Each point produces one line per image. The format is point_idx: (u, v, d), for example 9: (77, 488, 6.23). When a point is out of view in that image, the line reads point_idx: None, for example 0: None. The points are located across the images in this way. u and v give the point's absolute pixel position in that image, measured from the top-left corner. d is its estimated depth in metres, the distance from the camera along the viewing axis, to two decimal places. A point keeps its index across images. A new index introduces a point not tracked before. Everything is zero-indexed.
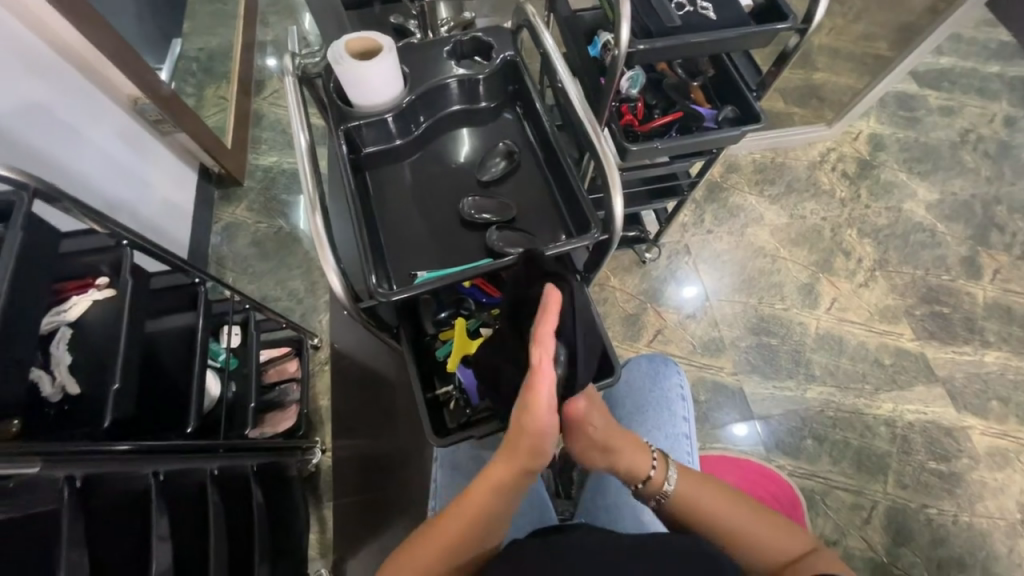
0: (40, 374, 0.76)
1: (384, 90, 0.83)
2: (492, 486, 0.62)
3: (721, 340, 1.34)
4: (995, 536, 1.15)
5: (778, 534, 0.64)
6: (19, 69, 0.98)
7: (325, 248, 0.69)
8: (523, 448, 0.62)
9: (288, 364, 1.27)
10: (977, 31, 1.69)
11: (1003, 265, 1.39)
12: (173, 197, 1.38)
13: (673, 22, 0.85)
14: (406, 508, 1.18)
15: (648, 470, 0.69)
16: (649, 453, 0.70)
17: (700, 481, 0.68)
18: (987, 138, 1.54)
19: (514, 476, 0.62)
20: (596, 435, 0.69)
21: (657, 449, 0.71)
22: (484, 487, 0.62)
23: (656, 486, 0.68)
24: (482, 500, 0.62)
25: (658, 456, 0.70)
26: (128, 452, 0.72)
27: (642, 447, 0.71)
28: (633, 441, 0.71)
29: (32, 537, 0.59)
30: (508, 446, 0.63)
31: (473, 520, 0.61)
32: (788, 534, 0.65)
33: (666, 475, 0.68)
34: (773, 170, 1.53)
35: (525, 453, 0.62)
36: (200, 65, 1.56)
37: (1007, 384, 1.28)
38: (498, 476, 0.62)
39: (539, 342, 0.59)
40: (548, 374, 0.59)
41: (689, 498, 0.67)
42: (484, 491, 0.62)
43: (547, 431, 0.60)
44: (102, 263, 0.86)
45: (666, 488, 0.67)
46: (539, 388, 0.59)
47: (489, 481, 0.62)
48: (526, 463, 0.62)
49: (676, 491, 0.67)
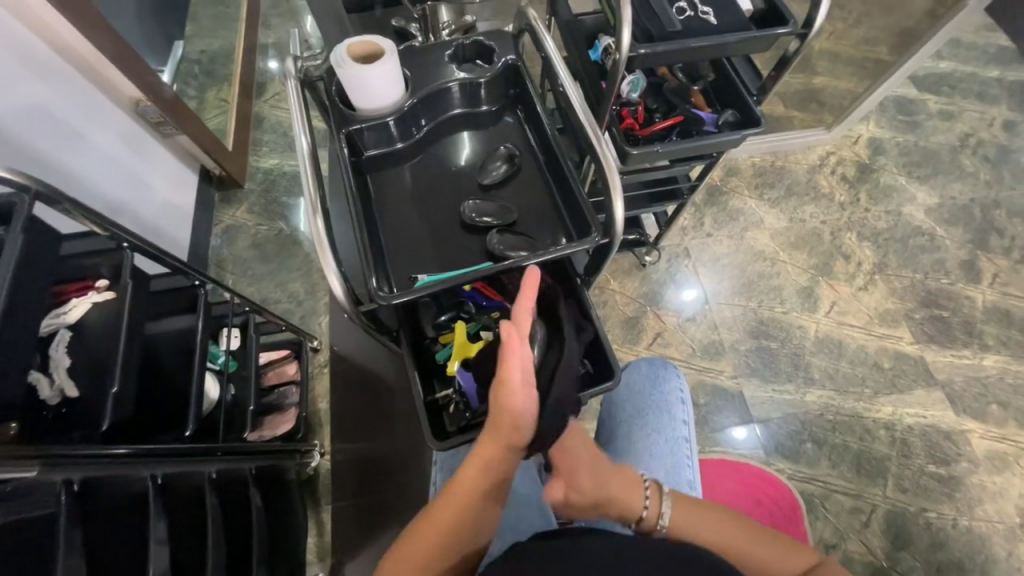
0: (38, 377, 0.76)
1: (385, 94, 0.83)
2: (479, 468, 0.62)
3: (721, 344, 1.34)
4: (994, 540, 1.15)
5: (778, 551, 0.65)
6: (20, 71, 0.98)
7: (325, 251, 0.69)
8: (503, 425, 0.61)
9: (287, 367, 1.27)
10: (976, 35, 1.69)
11: (1002, 270, 1.40)
12: (174, 199, 1.38)
13: (674, 26, 0.86)
14: (400, 511, 1.16)
15: (640, 509, 0.68)
16: (640, 488, 0.69)
17: (696, 510, 0.67)
18: (987, 142, 1.55)
19: (498, 456, 0.62)
20: (586, 488, 0.68)
21: (650, 480, 0.70)
22: (470, 470, 0.62)
23: (650, 525, 0.67)
24: (471, 483, 0.62)
25: (650, 487, 0.69)
26: (127, 455, 0.72)
27: (632, 484, 0.70)
28: (623, 480, 0.70)
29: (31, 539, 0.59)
30: (490, 427, 0.62)
31: (464, 506, 0.61)
32: (790, 552, 0.65)
33: (660, 511, 0.67)
34: (773, 173, 1.53)
35: (507, 430, 0.62)
36: (201, 68, 1.56)
37: (1006, 388, 1.28)
38: (483, 458, 0.62)
39: (516, 320, 0.63)
40: (520, 348, 0.61)
41: (685, 531, 0.66)
42: (472, 474, 0.62)
43: (523, 404, 0.61)
44: (102, 266, 0.86)
45: (661, 524, 0.67)
46: (512, 364, 0.60)
47: (476, 464, 0.62)
48: (509, 440, 0.62)
49: (672, 527, 0.66)
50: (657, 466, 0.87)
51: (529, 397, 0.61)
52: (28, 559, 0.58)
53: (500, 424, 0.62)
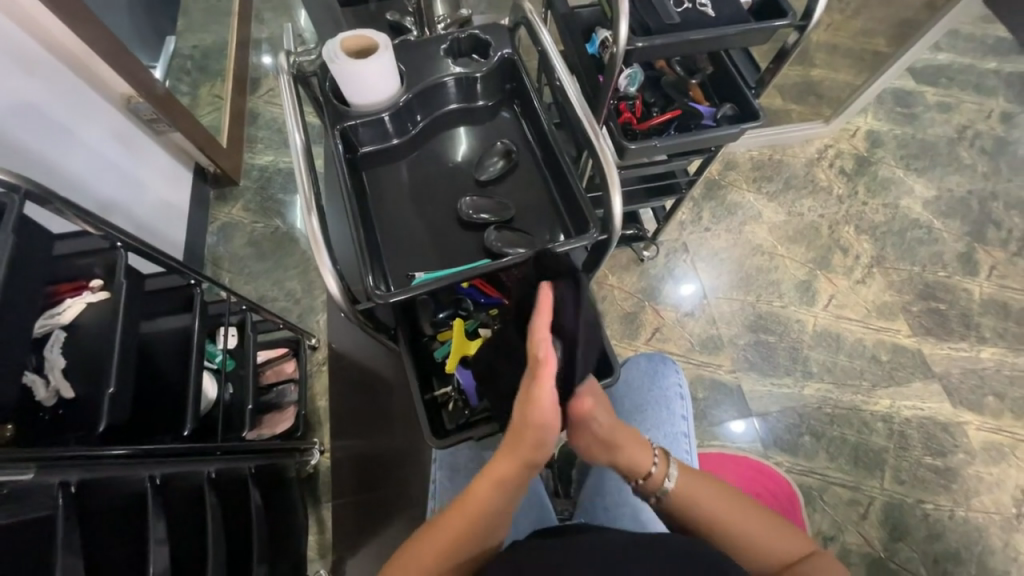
0: (34, 378, 0.76)
1: (379, 89, 0.82)
2: (495, 482, 0.62)
3: (720, 338, 1.35)
4: (990, 530, 1.16)
5: (774, 534, 0.64)
6: (8, 67, 0.97)
7: (321, 250, 0.68)
8: (526, 441, 0.62)
9: (285, 365, 1.27)
10: (974, 26, 1.68)
11: (999, 262, 1.40)
12: (168, 196, 1.37)
13: (672, 19, 0.85)
14: (401, 507, 1.19)
15: (649, 467, 0.68)
16: (651, 449, 0.69)
17: (703, 483, 0.67)
18: (984, 133, 1.55)
19: (517, 471, 0.62)
20: (600, 430, 0.67)
21: (660, 444, 0.70)
22: (486, 483, 0.62)
23: (655, 484, 0.67)
24: (485, 496, 0.62)
25: (660, 451, 0.69)
26: (125, 456, 0.71)
27: (644, 443, 0.69)
28: (636, 437, 0.69)
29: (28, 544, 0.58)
30: (509, 441, 0.63)
31: (475, 518, 0.61)
32: (786, 537, 0.64)
33: (667, 473, 0.67)
34: (771, 167, 1.53)
35: (529, 446, 0.62)
36: (194, 64, 1.53)
37: (1003, 380, 1.29)
38: (502, 472, 0.62)
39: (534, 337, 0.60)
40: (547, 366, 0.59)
41: (687, 499, 0.66)
42: (486, 488, 0.62)
43: (551, 421, 0.61)
44: (96, 265, 0.85)
45: (665, 486, 0.67)
46: (546, 380, 0.59)
47: (492, 477, 0.62)
48: (528, 455, 0.62)
49: (675, 491, 0.66)
50: None
51: (556, 414, 0.61)
52: (23, 563, 0.57)
53: (524, 442, 0.62)
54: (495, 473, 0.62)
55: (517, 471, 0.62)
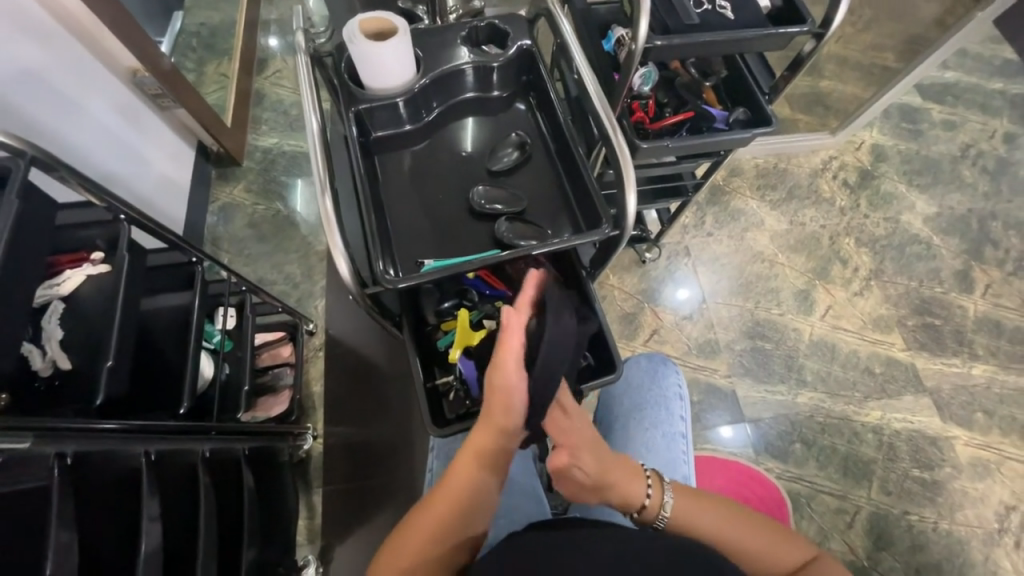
0: (30, 349, 0.75)
1: (393, 73, 0.82)
2: (473, 456, 0.64)
3: (717, 342, 1.36)
4: (972, 544, 1.18)
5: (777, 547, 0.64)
6: (15, 33, 0.95)
7: (333, 231, 0.68)
8: (496, 407, 0.64)
9: (281, 349, 1.26)
10: (982, 46, 1.70)
11: (995, 280, 1.42)
12: (170, 173, 1.35)
13: (691, 19, 0.86)
14: (394, 493, 1.19)
15: (643, 499, 0.66)
16: (643, 479, 0.67)
17: (699, 505, 0.66)
18: (987, 153, 1.56)
19: (493, 440, 0.64)
20: (585, 478, 0.66)
21: (653, 473, 0.68)
22: (465, 459, 0.64)
23: (651, 515, 0.66)
24: (463, 472, 0.63)
25: (654, 480, 0.67)
26: (116, 430, 0.72)
27: (634, 474, 0.68)
28: (626, 471, 0.67)
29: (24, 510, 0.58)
30: (483, 415, 0.65)
31: (455, 498, 0.62)
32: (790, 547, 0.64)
33: (662, 502, 0.66)
34: (775, 176, 1.54)
35: (500, 412, 0.64)
36: (200, 41, 1.53)
37: (993, 397, 1.31)
38: (479, 445, 0.64)
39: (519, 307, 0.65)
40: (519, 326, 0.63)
41: (686, 522, 0.65)
42: (464, 464, 0.64)
43: (518, 386, 0.63)
44: (98, 237, 0.85)
45: (663, 516, 0.65)
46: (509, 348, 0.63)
47: (470, 453, 0.64)
48: (501, 421, 0.64)
49: (673, 520, 0.65)
50: (655, 461, 0.87)
51: (522, 379, 0.63)
52: (21, 528, 0.57)
53: (495, 410, 0.64)
54: (473, 447, 0.64)
55: (493, 441, 0.64)
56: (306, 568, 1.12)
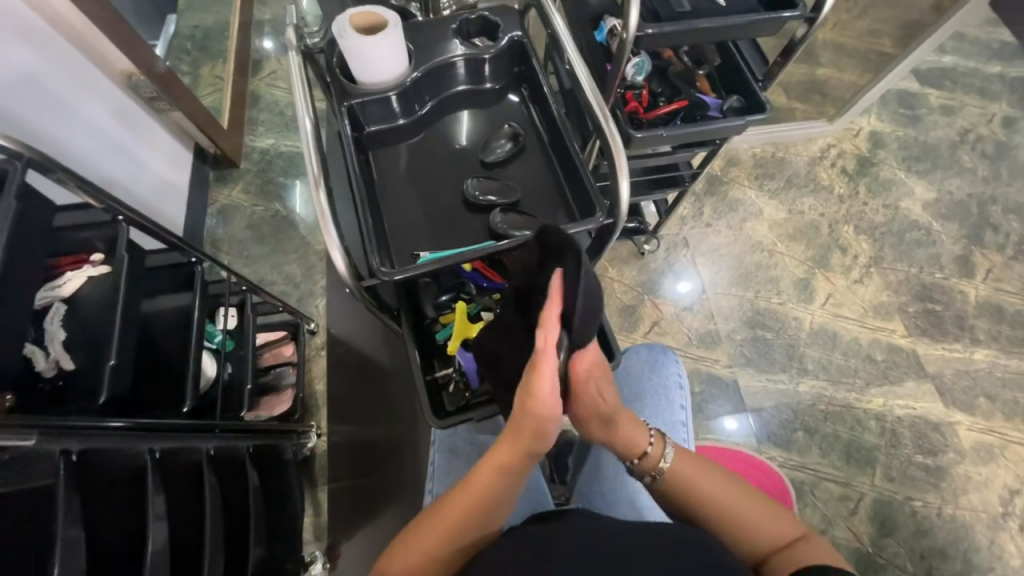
0: (34, 350, 0.75)
1: (385, 67, 0.82)
2: (496, 468, 0.62)
3: (717, 333, 1.36)
4: (977, 528, 1.18)
5: (769, 518, 0.63)
6: (8, 39, 0.95)
7: (329, 226, 0.68)
8: (526, 431, 0.61)
9: (283, 348, 1.27)
10: (980, 30, 1.69)
11: (996, 265, 1.41)
12: (169, 176, 1.36)
13: (681, 7, 0.86)
14: (400, 492, 1.20)
15: (644, 446, 0.69)
16: (646, 431, 0.70)
17: (698, 463, 0.68)
18: (986, 137, 1.55)
19: (519, 457, 0.62)
20: (602, 409, 0.67)
21: (654, 428, 0.71)
22: (488, 469, 0.63)
23: (651, 463, 0.68)
24: (484, 483, 0.62)
25: (655, 434, 0.71)
26: (123, 429, 0.73)
27: (639, 423, 0.70)
28: (632, 417, 0.70)
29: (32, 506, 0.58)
30: (512, 428, 0.62)
31: (473, 505, 0.62)
32: (781, 520, 0.63)
33: (663, 453, 0.68)
34: (773, 165, 1.53)
35: (530, 435, 0.61)
36: (195, 44, 1.53)
37: (995, 382, 1.30)
38: (504, 459, 0.62)
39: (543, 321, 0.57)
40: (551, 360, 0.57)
41: (684, 476, 0.66)
42: (486, 475, 0.62)
43: (553, 414, 0.60)
44: (97, 239, 0.85)
45: (663, 466, 0.67)
46: (544, 371, 0.57)
47: (493, 464, 0.63)
48: (530, 445, 0.62)
49: (672, 471, 0.67)
50: None
51: (556, 408, 0.59)
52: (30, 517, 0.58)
53: (524, 433, 0.61)
54: (497, 460, 0.62)
55: (518, 458, 0.62)
56: (313, 564, 1.14)
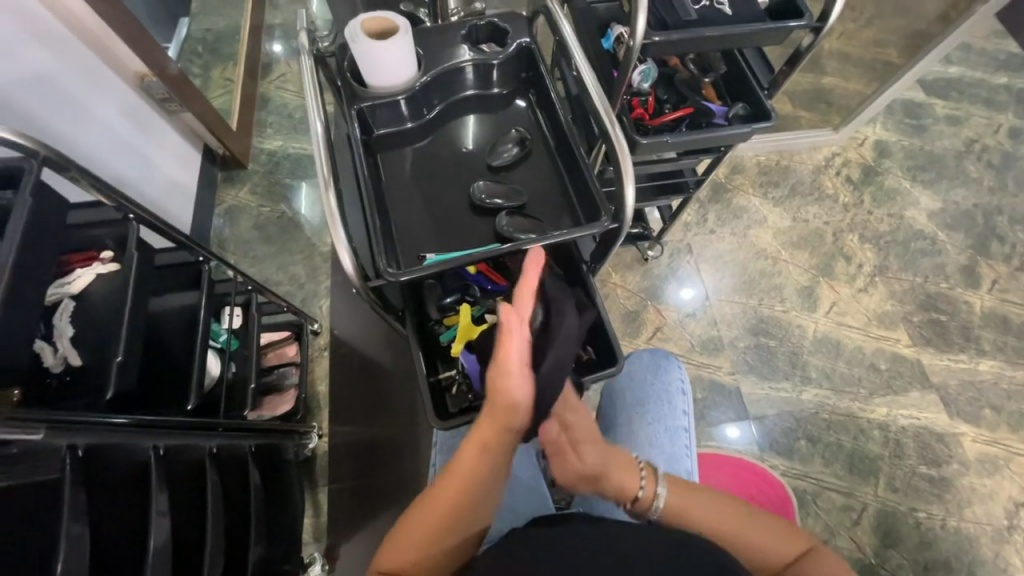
0: (42, 346, 0.77)
1: (395, 71, 0.83)
2: (477, 450, 0.63)
3: (720, 340, 1.35)
4: (981, 541, 1.17)
5: (773, 532, 0.63)
6: (24, 40, 0.97)
7: (337, 226, 0.69)
8: (499, 406, 0.63)
9: (287, 348, 1.27)
10: (987, 40, 1.70)
11: (1001, 276, 1.41)
12: (178, 176, 1.37)
13: (689, 15, 0.86)
14: (398, 493, 1.19)
15: (636, 490, 0.67)
16: (636, 471, 0.69)
17: (694, 496, 0.66)
18: (992, 148, 1.55)
19: (497, 435, 0.63)
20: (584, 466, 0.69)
21: (646, 465, 0.69)
22: (471, 451, 0.63)
23: (644, 507, 0.66)
24: (466, 468, 0.63)
25: (647, 472, 0.68)
26: (130, 425, 0.73)
27: (629, 467, 0.69)
28: (621, 463, 0.69)
29: (38, 500, 0.59)
30: (487, 408, 0.64)
31: (458, 493, 0.62)
32: (785, 535, 0.64)
33: (655, 493, 0.66)
34: (778, 172, 1.53)
35: (503, 410, 0.63)
36: (206, 46, 1.55)
37: (1000, 393, 1.29)
38: (483, 439, 0.63)
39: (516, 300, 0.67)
40: (520, 328, 0.65)
41: (682, 510, 0.65)
42: (468, 459, 0.63)
43: (519, 389, 0.63)
44: (107, 237, 0.86)
45: (655, 507, 0.66)
46: (509, 340, 0.64)
47: (473, 447, 0.63)
48: (506, 421, 0.64)
49: (666, 510, 0.65)
50: (658, 456, 0.87)
51: (525, 382, 0.64)
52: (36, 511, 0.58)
53: (497, 409, 0.63)
54: (476, 442, 0.63)
55: (496, 436, 0.63)
56: (312, 565, 1.14)
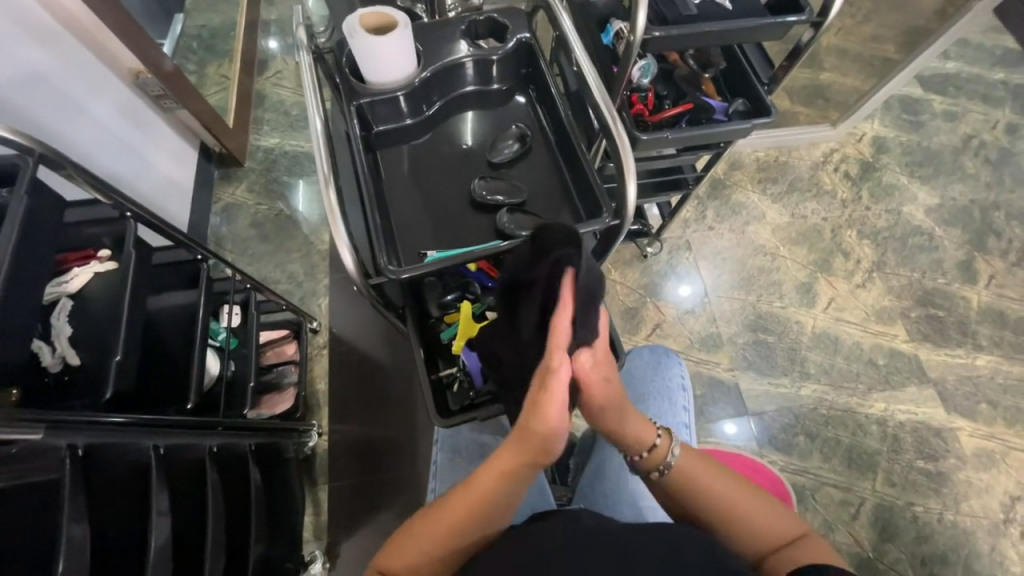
0: (40, 345, 0.76)
1: (394, 67, 0.82)
2: (497, 475, 0.62)
3: (720, 336, 1.36)
4: (978, 535, 1.18)
5: (766, 515, 0.63)
6: (19, 37, 0.96)
7: (338, 224, 0.68)
8: (534, 442, 0.60)
9: (287, 346, 1.27)
10: (984, 36, 1.70)
11: (998, 271, 1.41)
12: (175, 174, 1.37)
13: (689, 10, 0.86)
14: (397, 487, 1.21)
15: (653, 440, 0.69)
16: (654, 427, 0.70)
17: (705, 463, 0.67)
18: (989, 143, 1.56)
19: (524, 465, 0.61)
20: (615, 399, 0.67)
21: (662, 427, 0.71)
22: (493, 473, 0.62)
23: (660, 456, 0.68)
24: (487, 490, 0.62)
25: (663, 430, 0.70)
26: (124, 424, 0.71)
27: (646, 421, 0.70)
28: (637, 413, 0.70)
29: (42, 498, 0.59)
30: (519, 437, 0.61)
31: (475, 510, 0.62)
32: (779, 516, 0.63)
33: (671, 447, 0.68)
34: (776, 169, 1.54)
35: (537, 445, 0.60)
36: (201, 43, 1.54)
37: (997, 388, 1.30)
38: (508, 464, 0.62)
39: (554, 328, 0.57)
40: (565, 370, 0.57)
41: (691, 474, 0.66)
42: (491, 482, 0.62)
43: (560, 424, 0.59)
44: (104, 236, 0.85)
45: (670, 458, 0.67)
46: (557, 385, 0.57)
47: (498, 470, 0.62)
48: (533, 451, 0.61)
49: (679, 463, 0.66)
50: None
51: (564, 414, 0.59)
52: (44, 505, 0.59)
53: (531, 441, 0.60)
54: (501, 467, 0.62)
55: (525, 466, 0.62)
56: (313, 563, 1.14)
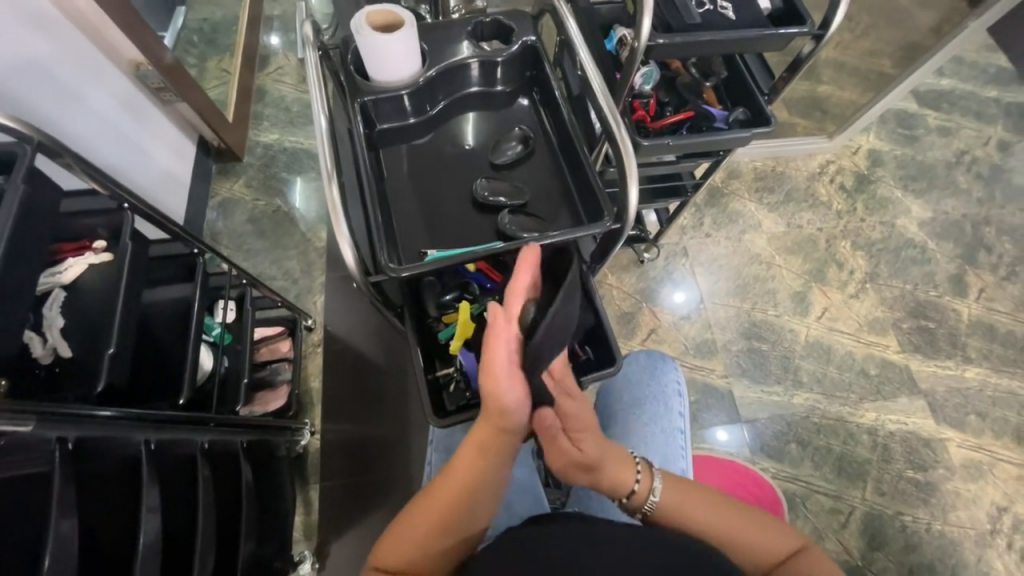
0: (31, 336, 0.75)
1: (399, 66, 0.82)
2: (475, 452, 0.63)
3: (714, 343, 1.37)
4: (965, 545, 1.19)
5: (762, 532, 0.63)
6: (18, 24, 0.95)
7: (340, 220, 0.68)
8: (494, 414, 0.62)
9: (280, 343, 1.26)
10: (977, 54, 1.73)
11: (988, 285, 1.44)
12: (172, 168, 1.36)
13: (693, 18, 0.87)
14: (387, 488, 1.20)
15: (632, 484, 0.67)
16: (632, 466, 0.68)
17: (690, 494, 0.66)
18: (981, 159, 1.59)
19: (494, 439, 0.63)
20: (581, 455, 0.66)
21: (641, 461, 0.69)
22: (469, 453, 0.63)
23: (639, 501, 0.67)
24: (465, 471, 0.63)
25: (642, 467, 0.69)
26: (115, 417, 0.70)
27: (625, 460, 0.69)
28: (618, 457, 0.68)
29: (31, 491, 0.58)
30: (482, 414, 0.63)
31: (457, 494, 0.62)
32: (776, 531, 0.64)
33: (651, 487, 0.67)
34: (773, 178, 1.56)
35: (495, 417, 0.62)
36: (202, 37, 1.53)
37: (986, 400, 1.32)
38: (481, 441, 0.63)
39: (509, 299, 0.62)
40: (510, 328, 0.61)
41: (676, 508, 0.65)
42: (468, 461, 0.63)
43: (512, 398, 0.61)
44: (100, 226, 0.85)
45: (651, 500, 0.66)
46: (496, 344, 0.61)
47: (474, 447, 0.63)
48: (499, 422, 0.63)
49: (661, 505, 0.66)
50: (654, 456, 0.88)
51: (516, 394, 0.61)
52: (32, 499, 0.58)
53: (489, 414, 0.62)
54: (476, 443, 0.63)
55: (493, 439, 0.63)
56: (301, 563, 1.13)
